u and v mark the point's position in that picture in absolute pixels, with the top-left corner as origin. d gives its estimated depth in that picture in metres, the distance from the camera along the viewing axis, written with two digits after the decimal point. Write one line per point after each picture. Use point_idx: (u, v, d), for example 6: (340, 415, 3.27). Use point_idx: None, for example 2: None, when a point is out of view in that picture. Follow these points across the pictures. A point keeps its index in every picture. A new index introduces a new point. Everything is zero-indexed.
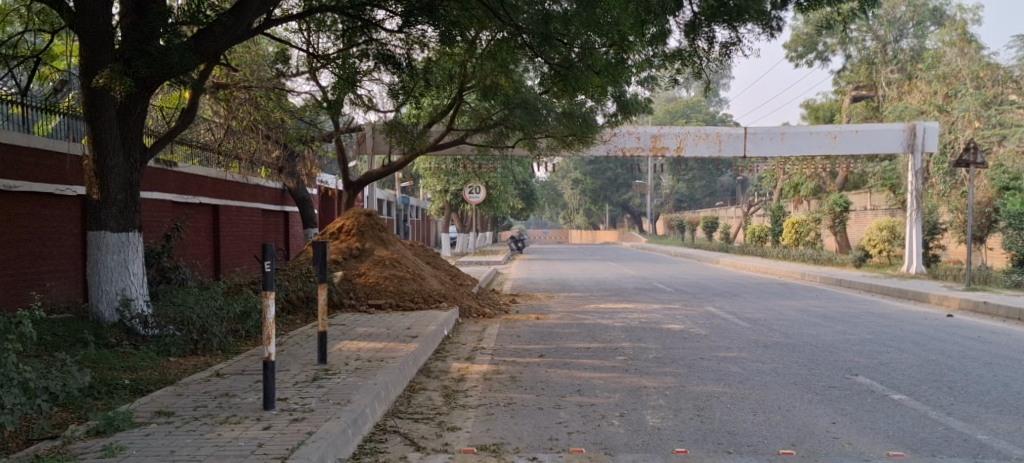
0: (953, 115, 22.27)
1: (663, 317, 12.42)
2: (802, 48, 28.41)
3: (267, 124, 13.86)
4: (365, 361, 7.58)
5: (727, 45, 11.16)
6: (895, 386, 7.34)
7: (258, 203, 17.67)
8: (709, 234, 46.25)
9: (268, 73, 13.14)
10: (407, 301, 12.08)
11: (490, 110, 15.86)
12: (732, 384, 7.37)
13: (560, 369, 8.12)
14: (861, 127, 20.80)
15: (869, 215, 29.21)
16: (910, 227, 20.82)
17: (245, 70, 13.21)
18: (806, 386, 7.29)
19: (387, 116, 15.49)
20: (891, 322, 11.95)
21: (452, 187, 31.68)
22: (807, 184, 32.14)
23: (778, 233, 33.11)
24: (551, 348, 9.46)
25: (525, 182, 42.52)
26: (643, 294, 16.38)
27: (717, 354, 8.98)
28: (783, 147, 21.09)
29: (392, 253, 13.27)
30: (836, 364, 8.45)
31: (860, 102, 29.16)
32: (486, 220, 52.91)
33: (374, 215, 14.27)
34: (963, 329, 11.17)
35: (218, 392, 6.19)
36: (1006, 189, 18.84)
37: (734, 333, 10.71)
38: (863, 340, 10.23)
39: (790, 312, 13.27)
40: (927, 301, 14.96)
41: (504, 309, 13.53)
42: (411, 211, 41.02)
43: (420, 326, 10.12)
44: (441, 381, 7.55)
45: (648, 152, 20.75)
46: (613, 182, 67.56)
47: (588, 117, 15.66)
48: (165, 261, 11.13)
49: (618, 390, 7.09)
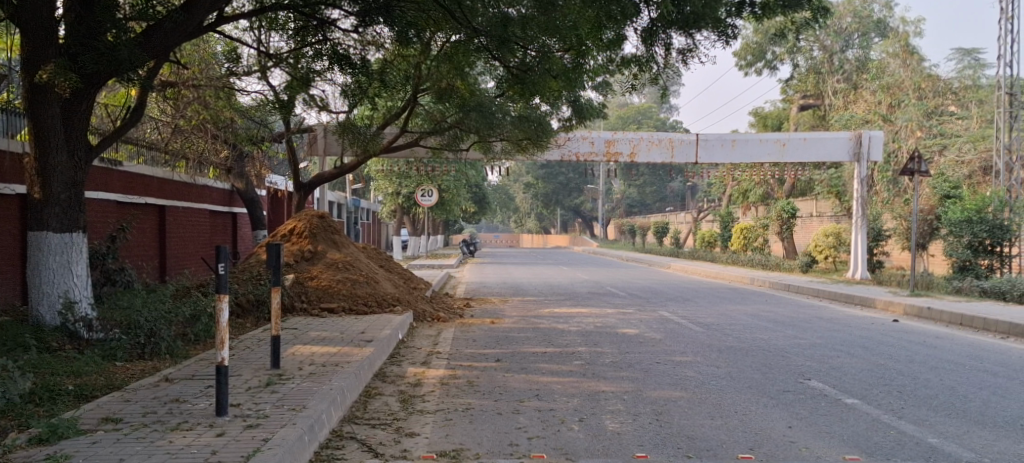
0: (897, 124, 23.05)
1: (617, 321, 12.47)
2: (751, 56, 28.83)
3: (216, 123, 13.60)
4: (319, 366, 7.44)
5: (684, 51, 11.24)
6: (847, 390, 7.44)
7: (205, 204, 17.29)
8: (660, 239, 46.87)
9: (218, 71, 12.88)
10: (360, 305, 11.96)
11: (445, 112, 15.76)
12: (688, 388, 7.41)
13: (517, 374, 8.08)
14: (808, 135, 21.17)
15: (815, 222, 29.82)
16: (855, 233, 21.24)
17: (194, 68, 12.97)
18: (761, 390, 7.36)
19: (340, 117, 15.28)
20: (840, 327, 12.18)
21: (404, 190, 31.44)
22: (756, 191, 32.64)
23: (727, 238, 33.66)
24: (507, 353, 9.41)
25: (478, 186, 42.46)
26: (597, 298, 16.44)
27: (672, 359, 9.04)
28: (734, 154, 21.36)
29: (345, 255, 13.08)
30: (790, 368, 8.56)
31: (807, 111, 29.72)
32: (437, 224, 52.65)
33: (327, 216, 14.05)
34: (909, 334, 11.41)
35: (168, 398, 5.99)
36: (947, 197, 19.46)
37: (688, 337, 10.80)
38: (814, 344, 10.38)
39: (742, 316, 13.45)
40: (873, 307, 15.26)
41: (458, 313, 13.42)
42: (362, 214, 40.66)
43: (374, 330, 9.99)
44: (398, 386, 7.45)
45: (602, 157, 20.86)
46: (565, 186, 67.91)
47: (542, 120, 15.68)
48: (110, 263, 10.82)
49: (576, 395, 7.07)
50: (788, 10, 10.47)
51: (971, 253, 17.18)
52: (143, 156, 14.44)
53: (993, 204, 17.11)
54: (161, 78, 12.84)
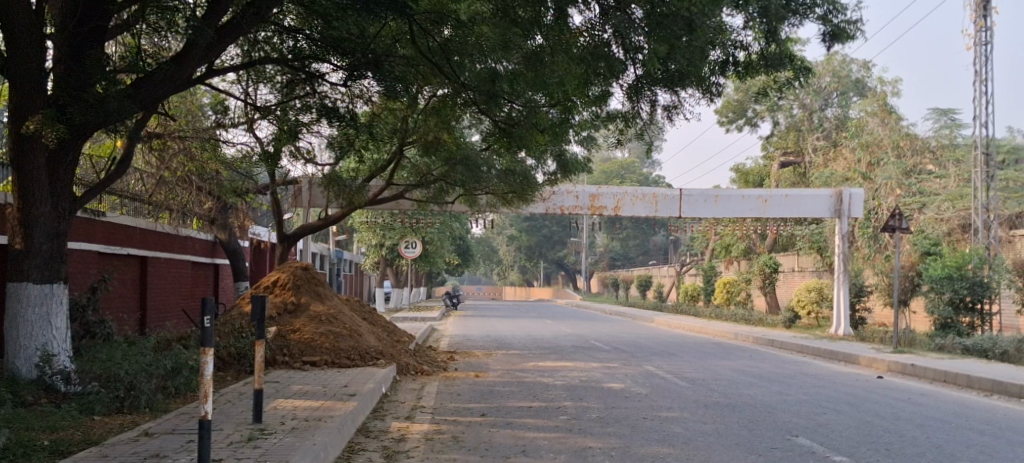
0: (876, 182, 23.64)
1: (602, 376, 12.41)
2: (732, 114, 29.31)
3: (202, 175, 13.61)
4: (302, 420, 7.33)
5: (669, 108, 11.40)
6: (835, 447, 7.41)
7: (188, 255, 17.19)
8: (643, 292, 46.94)
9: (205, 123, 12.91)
10: (343, 358, 11.85)
11: (431, 165, 15.84)
12: (676, 445, 7.36)
13: (503, 429, 8.00)
14: (790, 192, 21.41)
15: (797, 277, 30.00)
16: (838, 289, 21.36)
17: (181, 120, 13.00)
18: (748, 447, 7.32)
19: (326, 169, 15.33)
20: (824, 383, 12.19)
21: (388, 241, 31.42)
22: (738, 245, 32.84)
23: (710, 293, 33.77)
24: (492, 407, 9.32)
25: (461, 238, 42.51)
26: (581, 352, 16.38)
27: (659, 414, 8.99)
28: (716, 209, 21.55)
29: (328, 308, 12.98)
30: (776, 425, 8.53)
31: (788, 167, 30.13)
32: (420, 276, 52.55)
33: (311, 268, 13.97)
34: (894, 391, 11.43)
35: (148, 453, 5.86)
36: (928, 253, 19.39)
37: (674, 393, 10.75)
38: (800, 400, 10.36)
39: (726, 372, 13.44)
40: (857, 363, 15.28)
41: (442, 367, 13.31)
42: (345, 265, 40.50)
43: (357, 384, 9.88)
44: (382, 442, 7.35)
45: (586, 211, 20.98)
46: (548, 239, 68.11)
47: (527, 174, 15.79)
48: (90, 314, 10.68)
49: (563, 452, 7.00)
50: (771, 70, 10.71)
51: (952, 310, 17.30)
52: (126, 206, 14.38)
53: (972, 261, 17.27)
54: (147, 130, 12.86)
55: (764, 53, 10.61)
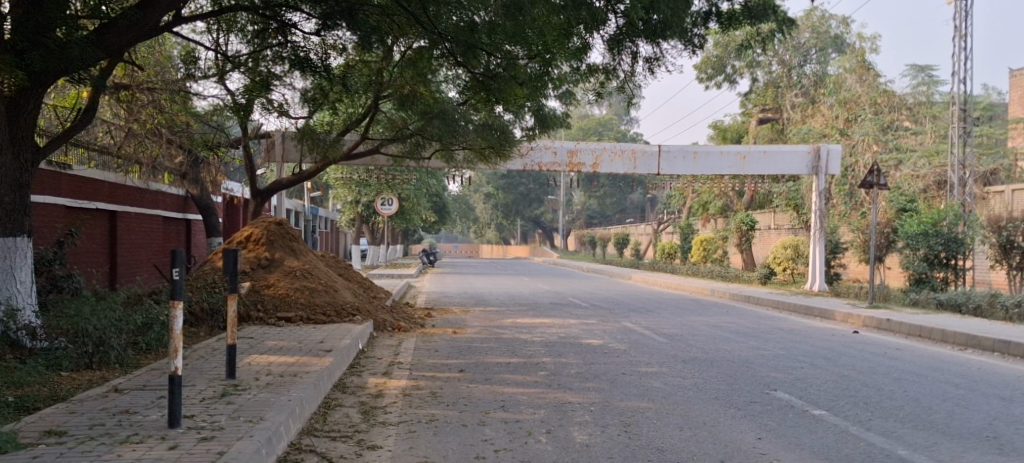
0: (853, 139, 23.53)
1: (581, 332, 12.38)
2: (712, 69, 28.86)
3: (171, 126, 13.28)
4: (276, 376, 7.17)
5: (651, 60, 11.19)
6: (814, 401, 7.39)
7: (159, 210, 16.87)
8: (620, 250, 47.07)
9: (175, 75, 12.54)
10: (319, 314, 11.71)
11: (407, 119, 15.55)
12: (655, 399, 7.30)
13: (481, 385, 7.91)
14: (768, 148, 21.34)
15: (773, 234, 30.15)
16: (813, 246, 21.46)
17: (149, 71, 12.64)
18: (728, 401, 7.28)
19: (299, 123, 15.02)
20: (801, 338, 12.24)
21: (364, 198, 31.13)
22: (716, 203, 32.86)
23: (686, 250, 33.89)
24: (470, 363, 9.25)
25: (438, 195, 42.25)
26: (560, 309, 16.34)
27: (637, 369, 8.95)
28: (695, 167, 21.47)
29: (303, 263, 12.78)
30: (754, 379, 8.51)
31: (765, 124, 29.93)
32: (397, 233, 52.31)
33: (285, 223, 13.73)
34: (870, 345, 11.50)
35: (117, 409, 5.66)
36: (903, 210, 19.85)
37: (652, 348, 10.72)
38: (777, 355, 10.35)
39: (704, 327, 13.46)
40: (832, 318, 15.36)
41: (419, 323, 13.21)
42: (321, 222, 40.14)
43: (333, 340, 9.75)
44: (358, 397, 7.24)
45: (564, 167, 20.81)
46: (525, 196, 67.98)
47: (505, 129, 15.51)
48: (57, 268, 10.42)
49: (542, 406, 6.92)
50: (753, 22, 10.52)
51: (927, 266, 17.49)
52: (93, 160, 14.02)
53: (948, 218, 17.31)
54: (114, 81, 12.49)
55: (747, 5, 10.43)
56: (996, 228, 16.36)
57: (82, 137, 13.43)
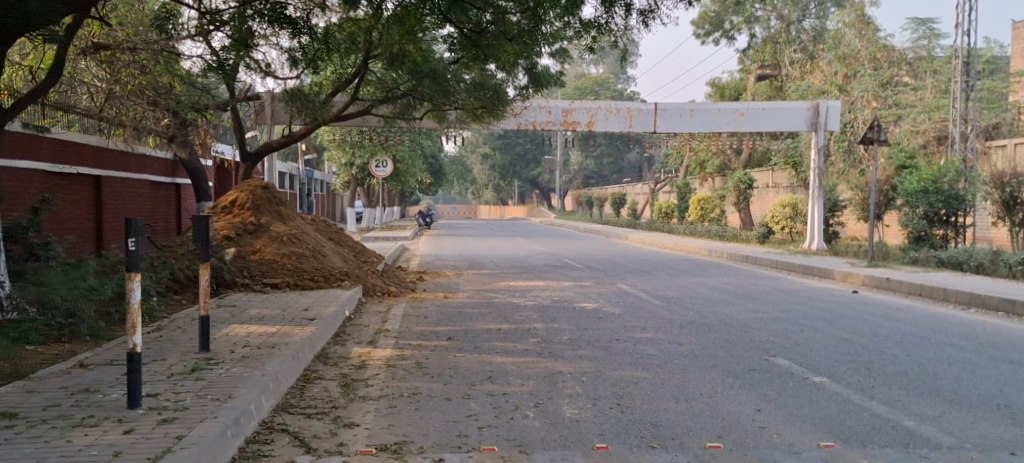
0: (853, 95, 23.00)
1: (574, 295, 12.08)
2: (709, 25, 29.08)
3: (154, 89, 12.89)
4: (254, 348, 6.85)
5: (645, 12, 10.72)
6: (815, 367, 7.09)
7: (146, 174, 16.45)
8: (616, 210, 46.70)
9: (156, 34, 12.10)
10: (306, 279, 11.39)
11: (397, 79, 15.06)
12: (649, 368, 6.99)
13: (469, 354, 7.60)
14: (767, 105, 20.89)
15: (771, 193, 29.77)
16: (812, 204, 21.11)
17: (129, 30, 12.20)
18: (725, 369, 6.98)
19: (287, 83, 14.57)
20: (799, 299, 11.94)
21: (357, 160, 30.66)
22: (714, 161, 32.46)
23: (684, 210, 33.52)
24: (459, 330, 8.94)
25: (433, 157, 41.77)
26: (554, 271, 16.03)
27: (632, 335, 8.65)
28: (692, 124, 21.03)
29: (290, 228, 12.41)
30: (753, 345, 8.20)
31: (764, 82, 29.39)
32: (393, 195, 51.87)
33: (271, 186, 13.31)
34: (870, 306, 11.21)
35: (78, 387, 5.37)
36: (903, 167, 19.33)
37: (648, 312, 10.41)
38: (776, 318, 10.06)
39: (701, 289, 13.15)
40: (832, 277, 15.05)
41: (410, 288, 12.89)
42: (316, 185, 39.68)
43: (318, 307, 9.44)
44: (340, 369, 6.94)
45: (559, 126, 20.38)
46: (522, 157, 67.35)
47: (498, 89, 15.04)
48: (33, 236, 9.88)
49: (532, 377, 6.61)
50: None
51: (927, 224, 17.11)
52: (75, 123, 13.61)
53: (949, 174, 16.83)
54: (92, 41, 12.07)
55: None
56: (999, 185, 15.98)
57: (62, 100, 13.03)
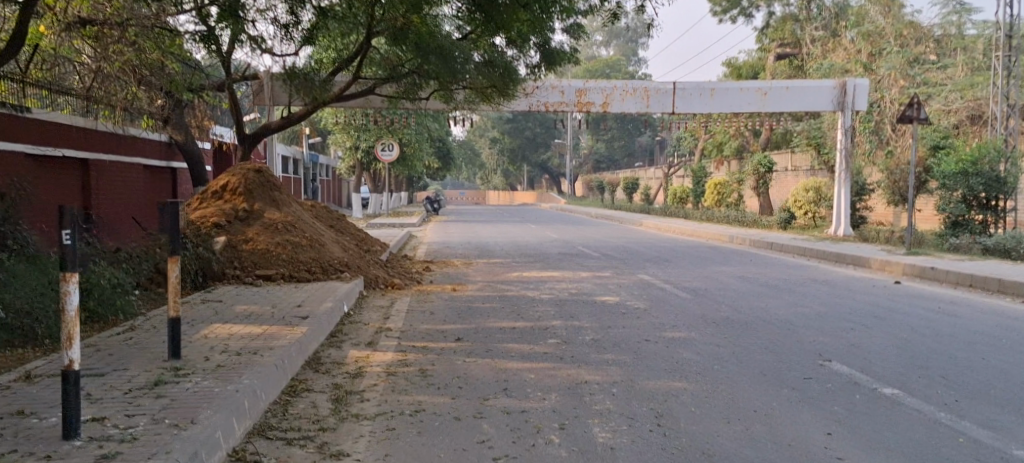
0: (879, 73, 21.55)
1: (594, 287, 11.13)
2: (726, 3, 28.05)
3: (146, 66, 11.98)
4: (232, 355, 5.94)
5: None
6: (880, 376, 6.15)
7: (138, 157, 15.49)
8: (629, 195, 45.71)
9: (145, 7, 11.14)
10: (303, 271, 10.50)
11: (401, 56, 14.05)
12: (689, 377, 6.07)
13: (481, 359, 6.68)
14: (791, 84, 19.79)
15: (791, 177, 28.79)
16: (838, 188, 20.05)
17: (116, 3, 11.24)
18: (777, 378, 6.05)
19: (286, 61, 13.60)
20: (839, 291, 10.96)
21: (363, 143, 29.68)
22: (731, 143, 31.35)
23: (700, 194, 32.48)
24: (469, 329, 8.01)
25: (441, 140, 40.79)
26: (569, 260, 15.07)
27: (662, 335, 7.71)
28: (712, 104, 20.02)
29: (285, 215, 11.50)
30: (801, 346, 7.26)
31: (783, 61, 28.21)
32: (401, 180, 51.04)
33: (266, 170, 12.35)
34: (919, 299, 10.23)
35: (12, 409, 4.47)
36: (937, 148, 18.28)
37: (677, 307, 9.45)
38: (819, 314, 9.09)
39: (730, 279, 12.19)
40: (867, 266, 14.04)
41: (416, 279, 11.97)
42: (320, 169, 38.79)
43: (313, 303, 8.52)
44: (333, 379, 6.03)
45: (573, 107, 19.42)
46: (532, 141, 66.27)
47: (509, 67, 13.95)
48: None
49: (554, 389, 5.70)
50: None
51: (965, 207, 16.00)
52: (61, 102, 12.70)
53: (989, 155, 15.60)
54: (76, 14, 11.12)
55: None
56: None
57: (46, 78, 12.09)
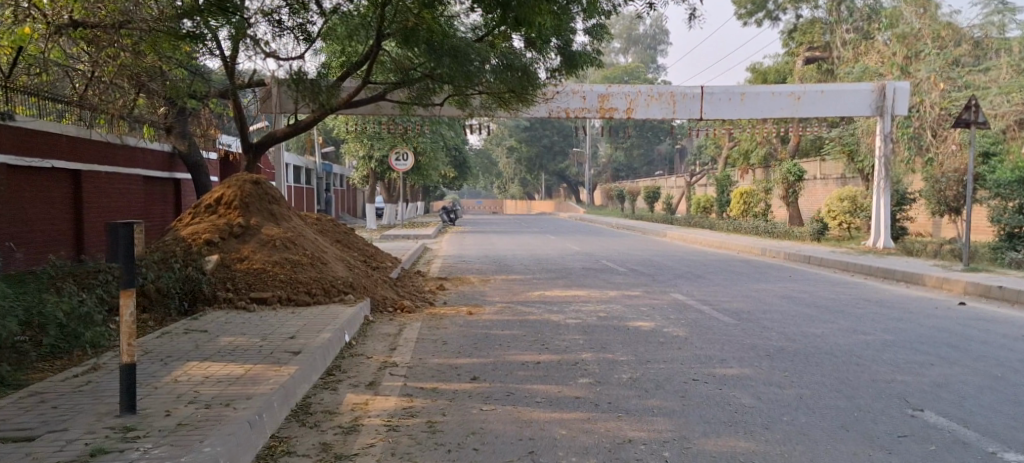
0: (919, 76, 19.86)
1: (623, 310, 10.02)
2: (752, 5, 26.92)
3: (145, 74, 10.99)
4: (201, 406, 4.90)
5: None
6: (987, 431, 5.09)
7: (137, 168, 14.35)
8: (650, 204, 44.45)
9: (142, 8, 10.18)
10: (302, 294, 9.50)
11: (413, 59, 12.92)
12: (754, 432, 5.02)
13: (503, 405, 5.64)
14: (825, 88, 18.57)
15: (821, 186, 27.57)
16: (877, 197, 18.74)
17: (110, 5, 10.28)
18: (864, 435, 5.00)
19: (292, 67, 12.53)
20: (899, 314, 9.80)
21: (377, 153, 28.69)
22: (757, 152, 30.05)
23: (725, 204, 31.24)
24: (487, 364, 6.96)
25: (457, 149, 39.76)
26: (594, 276, 13.95)
27: (710, 372, 6.63)
28: (742, 109, 18.89)
29: (284, 230, 10.47)
30: (879, 387, 6.17)
31: (811, 65, 26.83)
32: (417, 190, 50.02)
33: (265, 180, 11.31)
34: (994, 324, 9.07)
35: None
36: (987, 155, 17.11)
37: (720, 334, 8.35)
38: (885, 343, 7.95)
39: (772, 299, 11.06)
40: (921, 284, 12.85)
41: (428, 300, 10.92)
42: (334, 179, 37.84)
43: (309, 333, 7.44)
44: (324, 434, 4.99)
45: (594, 113, 18.33)
46: (549, 150, 65.12)
47: (529, 70, 12.68)
48: None
49: (593, 453, 4.69)
50: None
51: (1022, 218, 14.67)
52: None
53: None
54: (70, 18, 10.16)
55: None
56: None
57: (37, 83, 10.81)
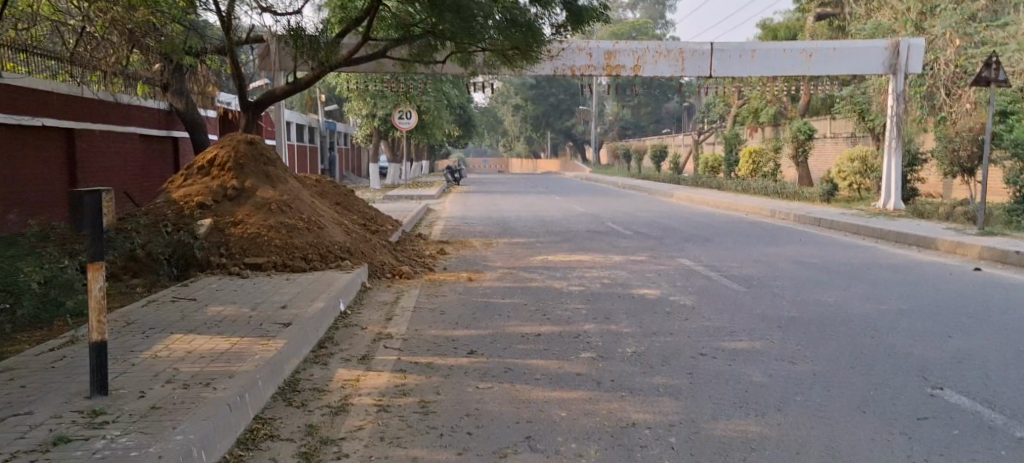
0: (934, 33, 19.27)
1: (629, 276, 9.70)
2: None
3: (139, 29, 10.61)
4: (178, 387, 4.61)
5: None
6: (1014, 413, 4.78)
7: (135, 126, 13.64)
8: (656, 163, 43.94)
9: None
10: (298, 259, 9.20)
11: (414, 14, 12.45)
12: (766, 415, 4.73)
13: (501, 382, 5.36)
14: (838, 45, 17.98)
15: (832, 145, 27.05)
16: (889, 157, 18.27)
17: None
18: (883, 418, 4.70)
19: (291, 21, 12.09)
20: (914, 281, 9.47)
21: (380, 111, 28.21)
22: (767, 110, 29.50)
23: (733, 164, 30.77)
24: (486, 336, 6.66)
25: (462, 107, 39.22)
26: (599, 239, 13.61)
27: (720, 345, 6.32)
28: (753, 66, 18.36)
29: (280, 192, 10.14)
30: (897, 362, 5.86)
31: (823, 22, 26.15)
32: (422, 149, 49.53)
33: (260, 141, 10.94)
34: (1012, 292, 8.73)
35: None
36: (1004, 114, 16.60)
37: (730, 303, 8.03)
38: (901, 313, 7.63)
39: (782, 264, 10.72)
40: (935, 248, 12.48)
41: (428, 265, 10.61)
42: (338, 138, 37.39)
43: (301, 303, 7.13)
44: (309, 416, 4.71)
45: (601, 71, 17.86)
46: (555, 108, 64.37)
47: (534, 27, 12.18)
48: None
49: (595, 438, 4.40)
50: None
51: None
52: None
53: None
54: None
55: None
56: None
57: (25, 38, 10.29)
